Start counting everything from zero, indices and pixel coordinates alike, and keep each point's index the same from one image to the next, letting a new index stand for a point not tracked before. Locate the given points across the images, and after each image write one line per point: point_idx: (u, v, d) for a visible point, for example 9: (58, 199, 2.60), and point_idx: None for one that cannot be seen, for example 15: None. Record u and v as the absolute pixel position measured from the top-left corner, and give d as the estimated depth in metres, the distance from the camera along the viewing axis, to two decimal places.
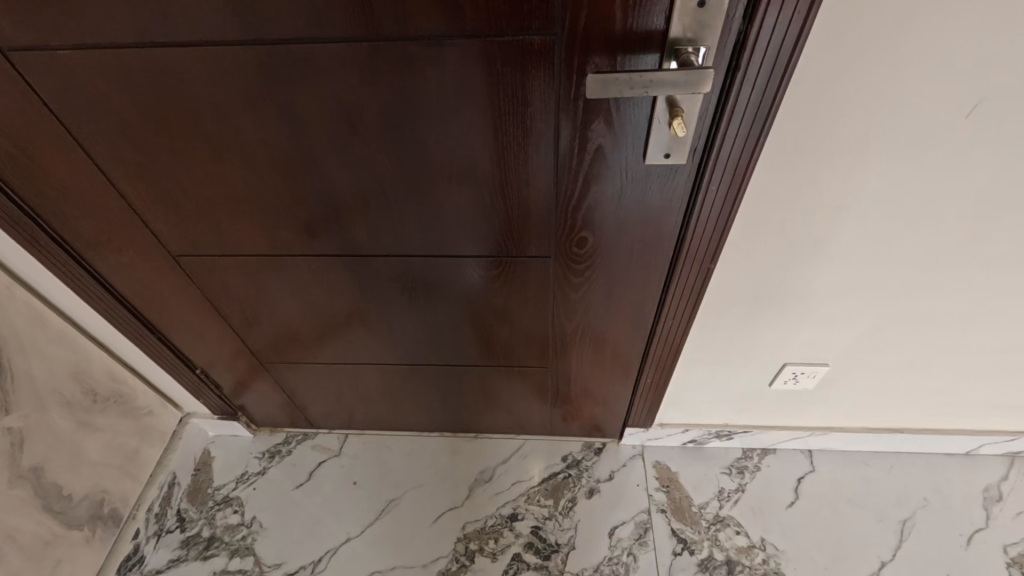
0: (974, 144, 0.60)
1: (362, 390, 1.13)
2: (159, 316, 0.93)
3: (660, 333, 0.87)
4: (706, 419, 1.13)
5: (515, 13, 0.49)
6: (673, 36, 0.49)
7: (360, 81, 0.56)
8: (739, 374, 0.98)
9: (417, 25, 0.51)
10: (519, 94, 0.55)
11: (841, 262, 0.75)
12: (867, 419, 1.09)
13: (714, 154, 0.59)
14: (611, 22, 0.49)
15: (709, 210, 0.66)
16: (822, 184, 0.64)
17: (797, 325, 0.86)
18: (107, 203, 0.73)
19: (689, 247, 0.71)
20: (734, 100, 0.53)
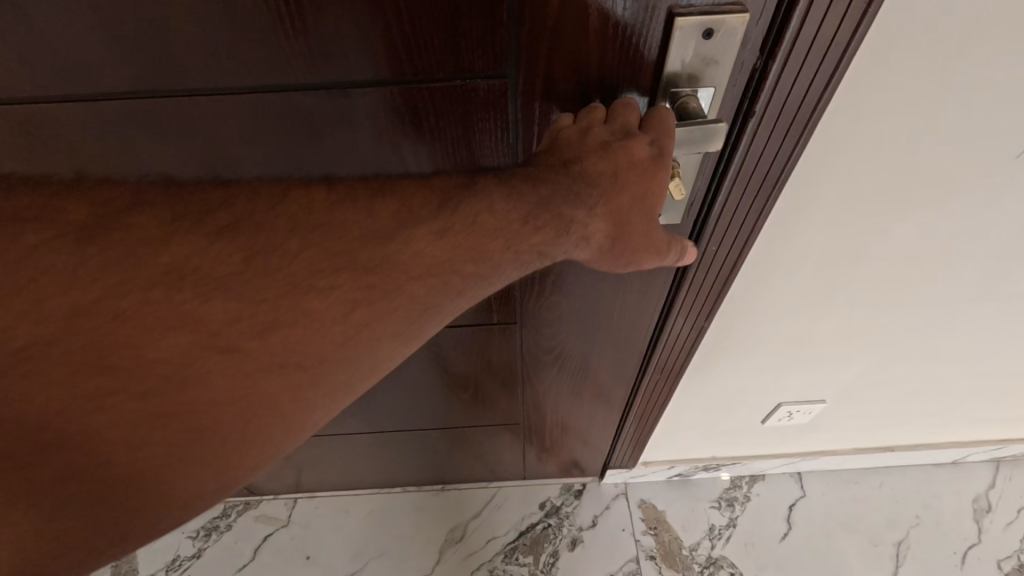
0: (1017, 184, 0.49)
1: (306, 455, 0.98)
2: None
3: (648, 383, 0.77)
4: (693, 454, 1.04)
5: (449, 50, 0.36)
6: (669, 72, 0.37)
7: (247, 140, 0.42)
8: (730, 414, 0.89)
9: (311, 68, 0.37)
10: (464, 152, 0.42)
11: (850, 307, 0.65)
12: (858, 442, 1.03)
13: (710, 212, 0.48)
14: (583, 60, 0.37)
15: (705, 268, 0.55)
16: (835, 237, 0.54)
17: (795, 368, 0.76)
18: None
19: (680, 305, 0.61)
20: (739, 154, 0.42)
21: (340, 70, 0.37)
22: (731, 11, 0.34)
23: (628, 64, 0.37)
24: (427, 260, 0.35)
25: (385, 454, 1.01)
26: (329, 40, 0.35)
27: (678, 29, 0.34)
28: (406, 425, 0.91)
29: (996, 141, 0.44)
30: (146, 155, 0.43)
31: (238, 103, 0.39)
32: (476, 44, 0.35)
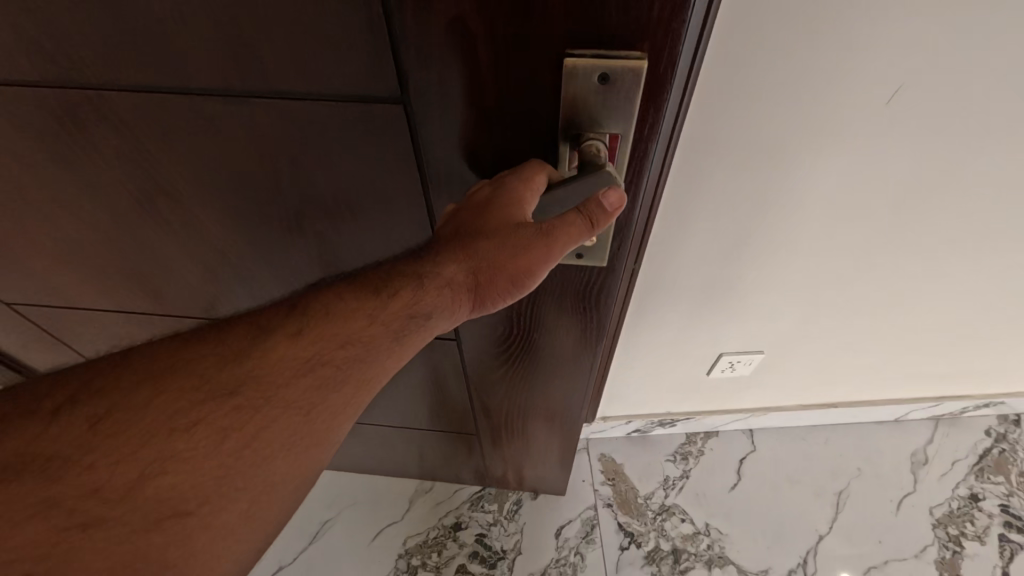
0: (894, 134, 0.56)
1: None
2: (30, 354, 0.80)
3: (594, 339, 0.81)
4: (648, 409, 1.10)
5: (347, 72, 0.36)
6: (570, 116, 0.38)
7: (170, 139, 0.43)
8: (676, 365, 0.95)
9: (222, 78, 0.38)
10: (380, 171, 0.44)
11: (768, 253, 0.71)
12: (803, 397, 1.10)
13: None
14: (484, 98, 0.37)
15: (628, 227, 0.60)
16: (738, 176, 0.60)
17: (729, 316, 0.83)
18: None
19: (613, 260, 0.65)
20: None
21: (248, 76, 0.38)
22: (624, 57, 0.34)
23: (530, 107, 0.37)
24: (302, 355, 0.42)
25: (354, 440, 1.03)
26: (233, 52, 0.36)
27: (570, 68, 0.35)
28: (362, 417, 0.92)
29: (865, 90, 0.51)
30: (88, 146, 0.45)
31: (158, 100, 0.40)
32: (373, 65, 0.36)
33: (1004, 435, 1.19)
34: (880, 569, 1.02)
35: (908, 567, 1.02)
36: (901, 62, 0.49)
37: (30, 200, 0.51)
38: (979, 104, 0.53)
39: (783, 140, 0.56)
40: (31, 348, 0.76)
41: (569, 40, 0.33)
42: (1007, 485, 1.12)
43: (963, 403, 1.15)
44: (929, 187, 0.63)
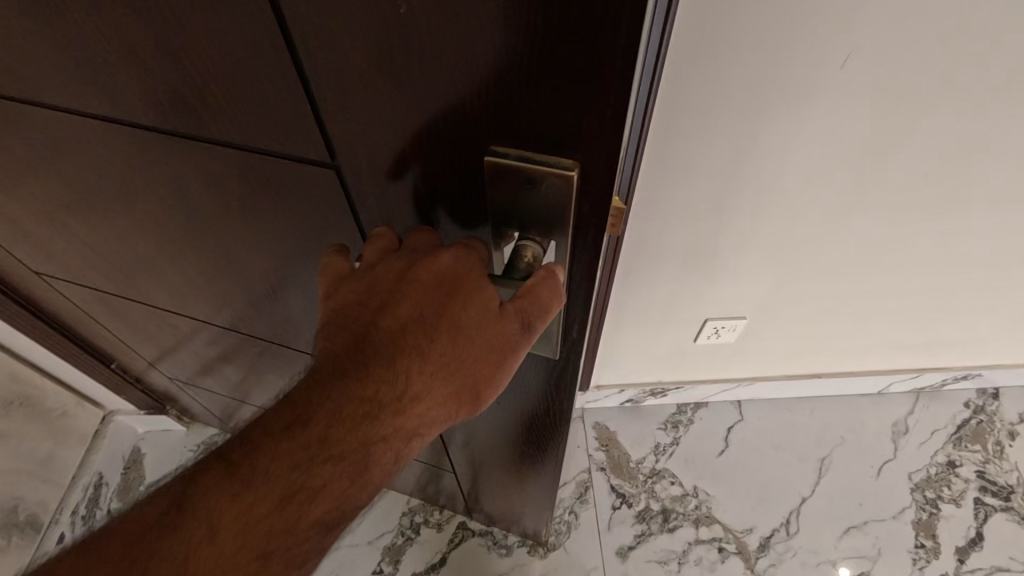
0: (852, 97, 0.61)
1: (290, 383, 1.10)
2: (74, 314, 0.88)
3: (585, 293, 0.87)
4: (640, 378, 1.16)
5: (283, 137, 0.35)
6: (500, 214, 0.35)
7: (136, 158, 0.43)
8: (664, 332, 1.01)
9: (172, 120, 0.37)
10: (327, 224, 0.42)
11: (746, 216, 0.77)
12: (787, 367, 1.15)
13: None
14: (412, 170, 0.34)
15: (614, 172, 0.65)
16: (714, 139, 0.65)
17: (711, 280, 0.89)
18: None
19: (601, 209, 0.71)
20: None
21: (191, 117, 0.36)
22: (548, 162, 0.31)
23: (457, 185, 0.34)
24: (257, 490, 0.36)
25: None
26: (181, 98, 0.35)
27: (494, 165, 0.32)
28: None
29: (823, 54, 0.56)
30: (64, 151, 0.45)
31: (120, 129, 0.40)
32: (301, 130, 0.34)
33: (982, 407, 1.24)
34: (859, 529, 1.07)
35: (886, 527, 1.08)
36: (854, 27, 0.54)
37: (21, 188, 0.52)
38: (926, 70, 0.59)
39: (753, 104, 0.61)
40: (71, 314, 0.84)
41: (491, 133, 0.31)
42: (983, 453, 1.17)
43: (942, 374, 1.20)
44: (888, 150, 0.68)
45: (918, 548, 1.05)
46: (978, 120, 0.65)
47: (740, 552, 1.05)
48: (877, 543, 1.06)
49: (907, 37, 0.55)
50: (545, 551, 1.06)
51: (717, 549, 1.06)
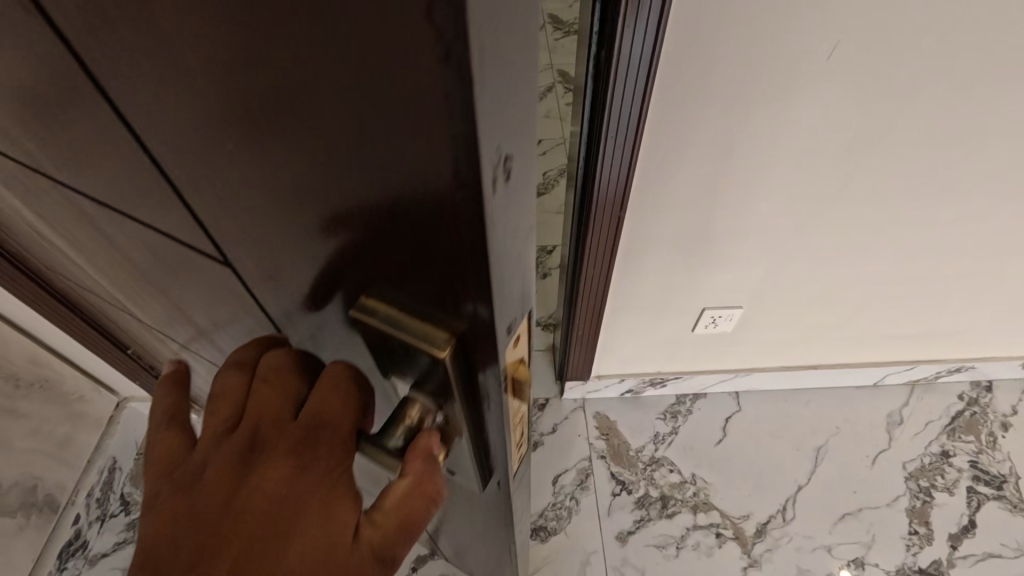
0: (838, 86, 0.65)
1: None
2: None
3: (584, 275, 0.91)
4: (639, 367, 1.19)
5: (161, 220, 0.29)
6: (384, 361, 0.28)
7: (44, 203, 0.37)
8: (663, 320, 1.04)
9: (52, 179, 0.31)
10: (231, 310, 0.36)
11: (741, 205, 0.81)
12: (783, 357, 1.18)
13: (607, 86, 0.61)
14: (289, 286, 0.28)
15: (612, 155, 0.69)
16: (709, 130, 0.69)
17: (707, 268, 0.92)
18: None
19: (601, 190, 0.75)
20: (619, 37, 0.56)
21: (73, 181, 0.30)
22: (422, 334, 0.24)
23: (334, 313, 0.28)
24: None
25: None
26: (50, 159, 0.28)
27: (363, 311, 0.25)
28: None
29: (809, 45, 0.60)
30: None
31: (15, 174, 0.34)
32: (173, 218, 0.27)
33: (976, 399, 1.26)
34: (854, 516, 1.10)
35: (880, 514, 1.10)
36: (839, 18, 0.57)
37: None
38: (907, 59, 0.62)
39: (743, 95, 0.65)
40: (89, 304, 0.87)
41: (359, 283, 0.24)
42: (977, 444, 1.19)
43: (936, 366, 1.23)
44: (873, 138, 0.72)
45: (912, 535, 1.08)
46: (958, 108, 0.69)
47: (738, 537, 1.08)
48: (871, 529, 1.08)
49: (888, 27, 0.59)
50: (546, 535, 1.09)
51: (715, 535, 1.08)
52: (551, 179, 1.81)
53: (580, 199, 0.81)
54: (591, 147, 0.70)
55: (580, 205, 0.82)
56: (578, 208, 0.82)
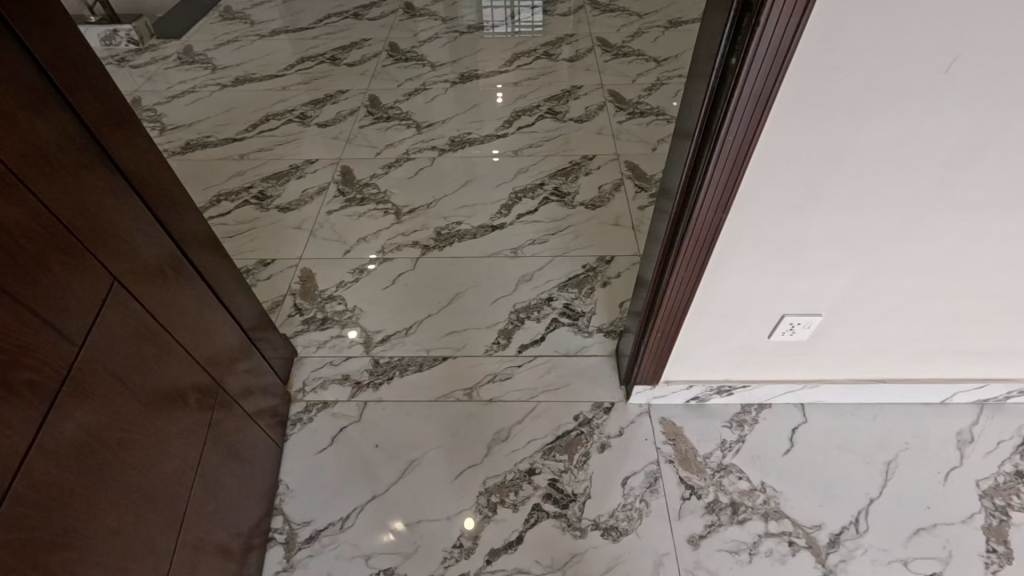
0: (949, 99, 0.68)
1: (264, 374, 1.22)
2: (201, 297, 0.98)
3: (673, 276, 0.94)
4: (709, 375, 1.21)
5: None
6: None
7: None
8: (742, 326, 1.06)
9: None
10: None
11: (837, 213, 0.83)
12: (853, 370, 1.19)
13: (735, 87, 0.65)
14: None
15: (726, 155, 0.73)
16: (825, 130, 0.71)
17: (793, 275, 0.94)
18: (112, 199, 0.76)
19: (707, 190, 0.78)
20: (760, 40, 0.60)
21: None
22: None
23: None
24: None
25: (237, 484, 1.06)
26: None
27: None
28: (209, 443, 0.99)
29: (929, 59, 0.63)
30: None
31: None
32: None
33: None
34: (928, 531, 1.09)
35: (956, 531, 1.09)
36: (960, 34, 0.61)
37: None
38: None
39: (867, 95, 0.67)
40: (200, 290, 0.97)
41: None
42: None
43: (1008, 387, 1.23)
44: (977, 150, 0.74)
45: (990, 553, 1.06)
46: None
47: (811, 547, 1.08)
48: (947, 545, 1.07)
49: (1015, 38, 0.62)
50: (618, 535, 1.10)
51: (788, 543, 1.08)
52: (606, 193, 1.86)
53: (681, 201, 0.85)
54: (706, 147, 0.75)
55: (680, 207, 0.86)
56: (679, 211, 0.86)
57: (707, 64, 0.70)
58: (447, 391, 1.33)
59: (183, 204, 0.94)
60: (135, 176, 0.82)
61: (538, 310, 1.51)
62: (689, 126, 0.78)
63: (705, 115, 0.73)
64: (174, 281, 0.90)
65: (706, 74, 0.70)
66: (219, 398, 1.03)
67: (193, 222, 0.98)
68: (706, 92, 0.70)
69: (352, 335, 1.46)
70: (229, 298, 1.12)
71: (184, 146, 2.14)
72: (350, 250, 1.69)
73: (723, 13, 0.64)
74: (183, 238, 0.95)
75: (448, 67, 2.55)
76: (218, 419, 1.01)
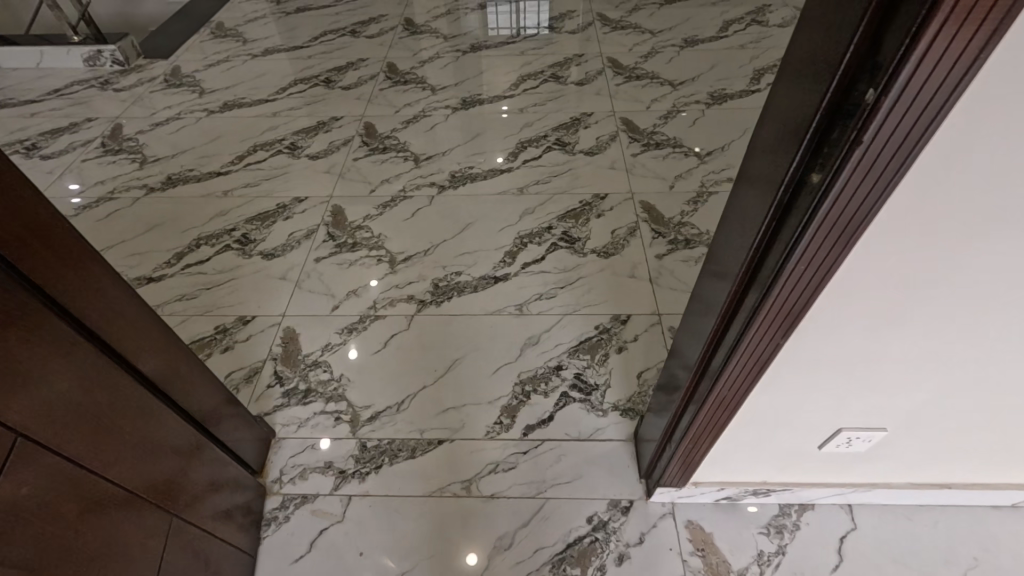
0: None
1: (233, 470, 1.07)
2: (145, 407, 0.82)
3: (718, 387, 0.77)
4: (744, 478, 1.04)
5: None
6: None
7: None
8: (789, 438, 0.90)
9: None
10: None
11: (928, 340, 0.65)
12: (914, 477, 1.02)
13: (815, 206, 0.49)
14: None
15: (799, 274, 0.56)
16: (933, 255, 0.52)
17: (858, 395, 0.77)
18: (11, 326, 0.60)
19: (767, 310, 0.61)
20: (862, 149, 0.43)
21: None
22: None
23: None
24: None
25: None
26: None
27: None
28: None
29: None
30: None
31: None
32: None
33: None
34: None
35: None
36: None
37: None
38: None
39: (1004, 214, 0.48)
40: (144, 399, 0.82)
41: None
42: None
43: None
44: None
45: None
46: None
47: None
48: None
49: None
50: None
51: None
52: (620, 239, 1.70)
53: (733, 310, 0.68)
54: (772, 262, 0.57)
55: (728, 320, 0.69)
56: (726, 324, 0.70)
57: (774, 165, 0.52)
58: (443, 484, 1.18)
59: (113, 291, 0.77)
60: (47, 284, 0.66)
61: (546, 382, 1.34)
62: (745, 228, 0.60)
63: (771, 223, 0.55)
64: (95, 390, 0.72)
65: (772, 176, 0.53)
66: (172, 522, 0.87)
67: (134, 316, 0.82)
68: (774, 198, 0.53)
69: (338, 411, 1.30)
70: (185, 389, 0.96)
71: (166, 180, 1.99)
72: (339, 305, 1.54)
73: (800, 105, 0.47)
74: (111, 333, 0.77)
75: (449, 91, 2.39)
76: (172, 547, 0.86)
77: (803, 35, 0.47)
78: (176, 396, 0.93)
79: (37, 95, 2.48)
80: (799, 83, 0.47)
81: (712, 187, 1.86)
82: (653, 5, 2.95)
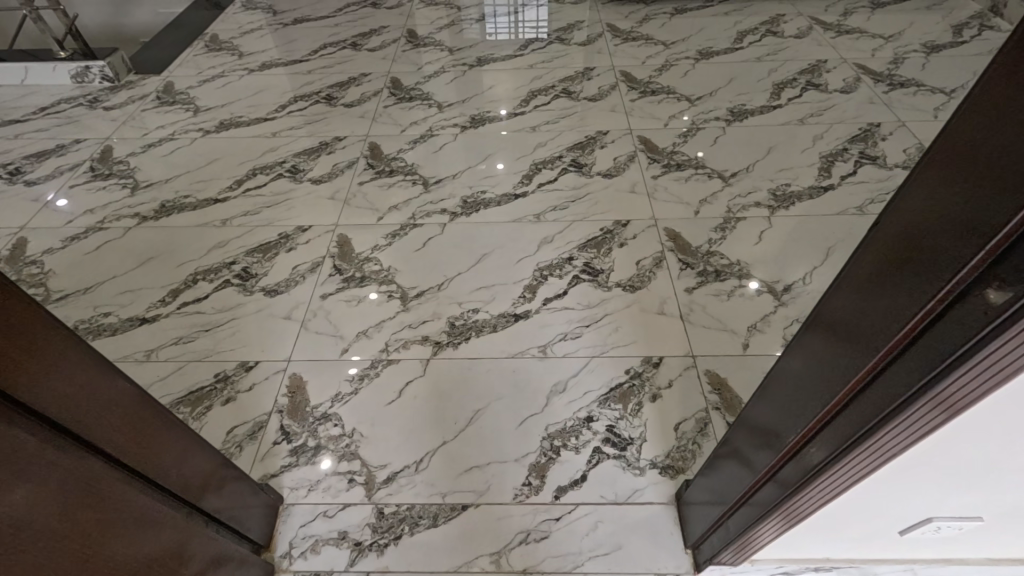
0: None
1: (237, 551, 0.96)
2: (128, 505, 0.68)
3: (813, 482, 0.66)
4: (806, 555, 0.94)
5: None
6: None
7: None
8: (867, 524, 0.80)
9: None
10: None
11: None
12: (996, 557, 0.92)
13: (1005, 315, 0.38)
14: None
15: (962, 381, 0.44)
16: None
17: (963, 490, 0.64)
18: None
19: (902, 415, 0.50)
20: None
21: None
22: None
23: None
24: None
25: None
26: None
27: None
28: None
29: None
30: None
31: None
32: None
33: None
34: None
35: None
36: None
37: None
38: None
39: None
40: (127, 497, 0.68)
41: None
42: None
43: None
44: None
45: None
46: None
47: None
48: None
49: None
50: None
51: None
52: (646, 271, 1.59)
53: (847, 405, 0.56)
54: (922, 363, 0.45)
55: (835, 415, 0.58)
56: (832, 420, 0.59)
57: (930, 254, 0.41)
58: (471, 557, 1.07)
59: (77, 359, 0.60)
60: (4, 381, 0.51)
61: (576, 435, 1.24)
62: (870, 319, 0.49)
63: (925, 317, 0.43)
64: (43, 495, 0.56)
65: (925, 263, 0.42)
66: None
67: (118, 397, 0.67)
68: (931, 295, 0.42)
69: (351, 472, 1.20)
70: (180, 467, 0.83)
71: (159, 208, 1.87)
72: (348, 349, 1.43)
73: (998, 178, 0.36)
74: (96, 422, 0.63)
75: (457, 108, 2.29)
76: None
77: (993, 92, 0.36)
78: (158, 468, 0.77)
79: (22, 115, 2.35)
80: (989, 150, 0.36)
81: (739, 212, 1.77)
82: (664, 15, 2.86)
